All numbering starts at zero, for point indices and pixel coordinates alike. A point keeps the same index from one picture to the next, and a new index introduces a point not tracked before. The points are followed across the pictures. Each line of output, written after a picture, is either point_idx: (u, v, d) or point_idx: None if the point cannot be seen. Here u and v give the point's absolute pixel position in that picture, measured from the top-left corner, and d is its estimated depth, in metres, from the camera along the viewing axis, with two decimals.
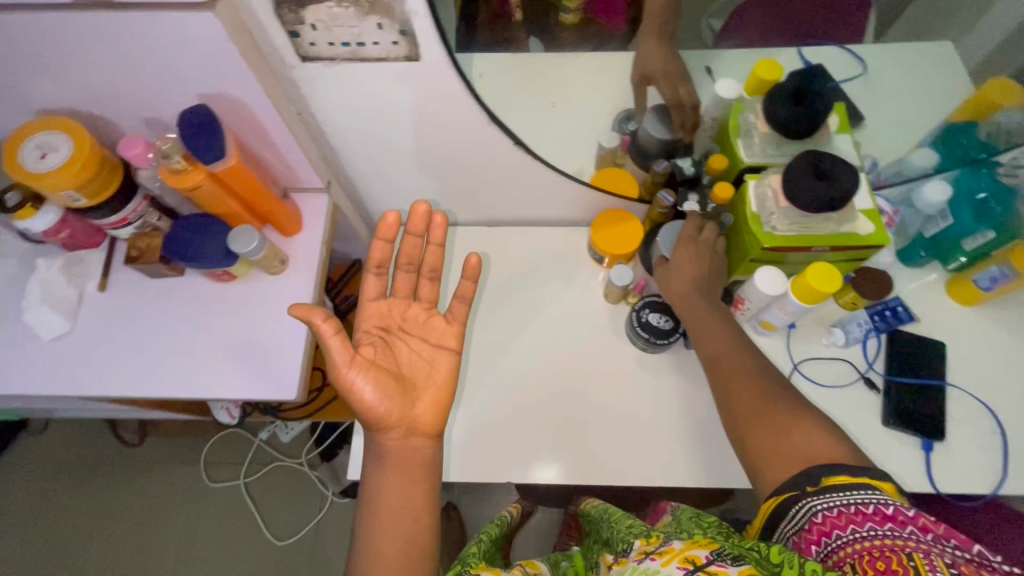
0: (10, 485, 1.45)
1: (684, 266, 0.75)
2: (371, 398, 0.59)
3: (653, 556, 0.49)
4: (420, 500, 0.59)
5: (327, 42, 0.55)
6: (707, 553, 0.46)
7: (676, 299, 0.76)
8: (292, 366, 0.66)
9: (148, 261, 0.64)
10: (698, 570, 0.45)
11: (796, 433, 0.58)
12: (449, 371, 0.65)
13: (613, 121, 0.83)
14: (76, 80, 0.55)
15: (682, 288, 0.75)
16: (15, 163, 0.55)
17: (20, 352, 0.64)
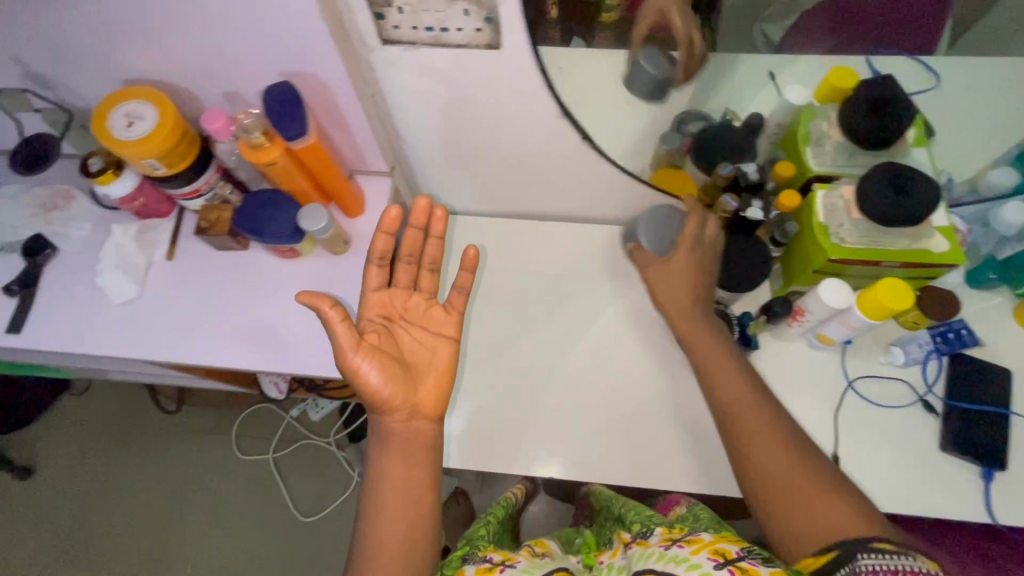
0: (53, 441, 1.51)
1: (682, 274, 0.74)
2: (373, 388, 0.59)
3: (680, 544, 0.52)
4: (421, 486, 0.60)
5: (411, 26, 0.55)
6: (737, 549, 0.50)
7: (676, 310, 0.74)
8: (310, 348, 0.67)
9: (217, 234, 0.65)
10: (727, 564, 0.48)
11: (822, 502, 0.56)
12: (449, 359, 0.65)
13: (674, 120, 0.79)
14: (167, 52, 0.56)
15: (680, 298, 0.74)
16: (103, 128, 0.57)
17: (94, 314, 0.67)
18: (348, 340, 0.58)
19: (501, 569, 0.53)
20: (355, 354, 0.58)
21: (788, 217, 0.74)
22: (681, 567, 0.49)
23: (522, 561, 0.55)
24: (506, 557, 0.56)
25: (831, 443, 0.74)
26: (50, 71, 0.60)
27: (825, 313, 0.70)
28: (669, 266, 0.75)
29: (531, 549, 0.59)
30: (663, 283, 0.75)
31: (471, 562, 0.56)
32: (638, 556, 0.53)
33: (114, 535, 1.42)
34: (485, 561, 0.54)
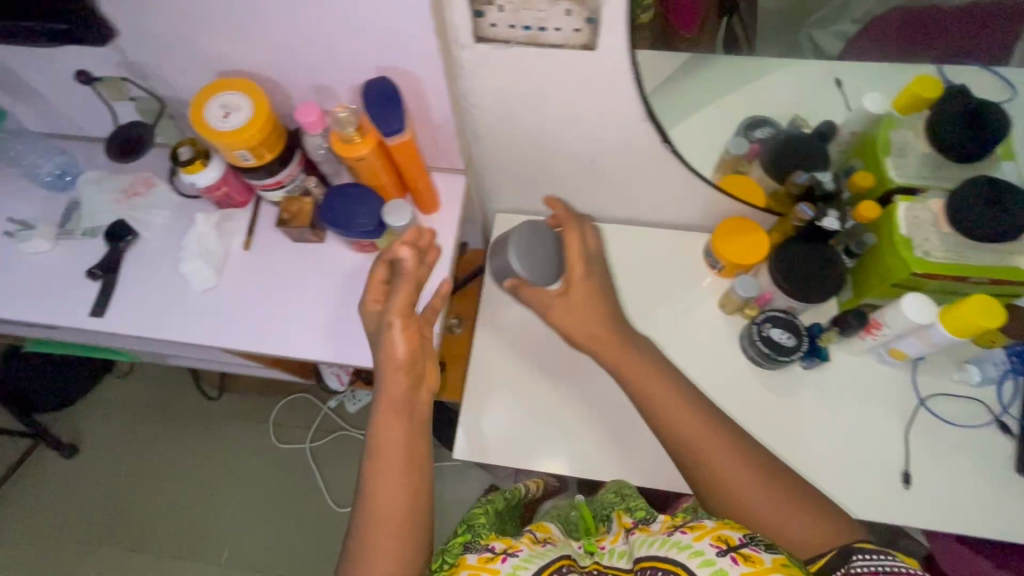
0: (96, 422, 1.54)
1: (588, 299, 0.70)
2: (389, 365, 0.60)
3: (684, 531, 0.55)
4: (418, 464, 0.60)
5: (509, 24, 0.55)
6: (740, 537, 0.53)
7: (594, 331, 0.69)
8: (317, 336, 0.68)
9: (297, 227, 0.66)
10: (730, 551, 0.51)
11: (793, 515, 0.57)
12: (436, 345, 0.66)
13: (738, 126, 0.78)
14: (263, 44, 0.57)
15: (598, 329, 0.69)
16: (200, 118, 0.57)
17: (175, 300, 0.68)
18: (403, 305, 0.59)
19: (503, 559, 0.57)
20: (400, 323, 0.59)
21: (867, 229, 0.73)
22: (685, 554, 0.52)
23: (524, 551, 0.58)
24: (509, 546, 0.59)
25: (902, 460, 0.73)
26: (146, 60, 0.60)
27: (905, 328, 0.68)
28: (569, 298, 0.70)
29: (533, 536, 0.62)
30: (569, 317, 0.70)
31: (473, 551, 0.59)
32: (641, 543, 0.57)
33: (152, 516, 1.45)
34: (486, 551, 0.58)
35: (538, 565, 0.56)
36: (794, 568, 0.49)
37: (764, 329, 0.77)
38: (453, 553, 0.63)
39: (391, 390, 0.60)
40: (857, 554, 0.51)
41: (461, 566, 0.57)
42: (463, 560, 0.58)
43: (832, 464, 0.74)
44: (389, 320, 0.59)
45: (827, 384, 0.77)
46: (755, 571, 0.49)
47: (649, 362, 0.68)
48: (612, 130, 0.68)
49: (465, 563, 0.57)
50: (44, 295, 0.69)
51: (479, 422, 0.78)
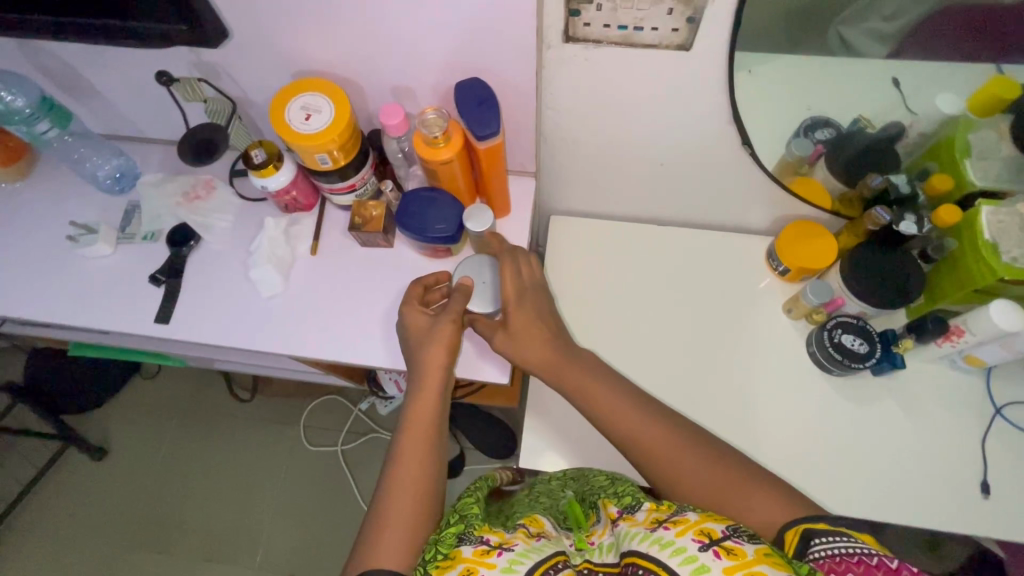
0: (123, 423, 1.52)
1: (528, 327, 0.62)
2: (432, 363, 0.60)
3: (666, 526, 0.50)
4: (439, 465, 0.59)
5: (604, 24, 0.53)
6: (723, 529, 0.47)
7: (538, 360, 0.62)
8: (373, 341, 0.66)
9: (371, 231, 0.64)
10: (714, 544, 0.46)
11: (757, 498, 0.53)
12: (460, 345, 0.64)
13: (799, 126, 0.73)
14: (347, 44, 0.55)
15: (545, 355, 0.62)
16: (280, 120, 0.55)
17: (241, 306, 0.67)
18: (458, 310, 0.62)
19: (499, 553, 0.49)
20: (452, 325, 0.61)
21: (946, 234, 0.72)
22: (666, 552, 0.47)
23: (520, 544, 0.51)
24: (503, 540, 0.51)
25: (980, 469, 0.72)
26: (222, 60, 0.59)
27: (988, 335, 0.67)
28: (510, 329, 0.62)
29: (527, 529, 0.54)
30: (512, 346, 0.62)
31: (467, 543, 0.51)
32: (625, 537, 0.52)
33: (182, 519, 1.43)
34: (481, 543, 0.50)
35: (532, 562, 0.49)
36: (778, 557, 0.44)
37: (835, 335, 0.75)
38: (446, 544, 0.52)
39: (430, 389, 0.60)
40: (818, 537, 0.48)
41: (455, 560, 0.49)
42: (457, 552, 0.50)
43: (909, 473, 0.72)
44: (446, 321, 0.60)
45: (901, 392, 0.76)
46: (739, 565, 0.44)
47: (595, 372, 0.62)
48: (689, 129, 0.67)
49: (460, 556, 0.50)
50: (106, 300, 0.67)
51: (544, 429, 0.77)
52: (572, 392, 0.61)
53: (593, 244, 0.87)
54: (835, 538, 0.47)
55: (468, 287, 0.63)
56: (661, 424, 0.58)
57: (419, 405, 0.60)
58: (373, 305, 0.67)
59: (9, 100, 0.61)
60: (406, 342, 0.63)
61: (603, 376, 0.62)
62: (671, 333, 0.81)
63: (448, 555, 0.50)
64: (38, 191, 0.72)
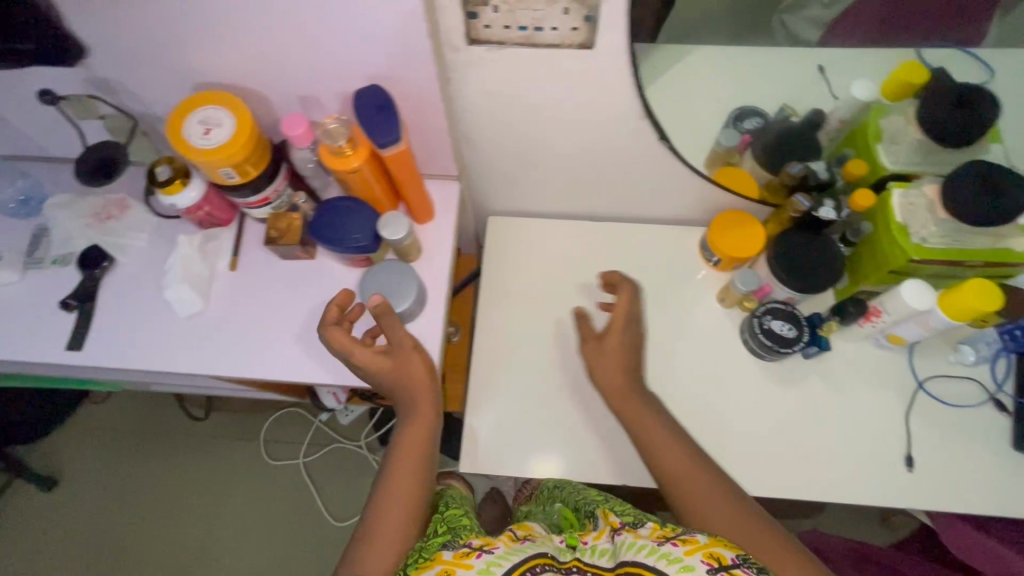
0: (75, 451, 1.47)
1: (617, 352, 0.71)
2: (416, 390, 0.62)
3: (674, 542, 0.51)
4: (427, 482, 0.61)
5: (503, 25, 0.53)
6: (733, 556, 0.50)
7: (611, 385, 0.71)
8: (298, 356, 0.64)
9: (287, 244, 0.63)
10: (722, 569, 0.49)
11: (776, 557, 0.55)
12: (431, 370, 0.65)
13: (728, 117, 0.80)
14: (245, 56, 0.54)
15: (616, 379, 0.71)
16: (179, 135, 0.54)
17: (159, 328, 0.65)
18: (410, 339, 0.60)
19: (478, 554, 0.52)
20: (417, 353, 0.60)
21: (863, 218, 0.74)
22: (673, 567, 0.49)
23: (501, 547, 0.53)
24: (486, 542, 0.54)
25: (904, 444, 0.74)
26: (116, 74, 0.56)
27: (904, 314, 0.69)
28: (602, 344, 0.72)
29: (512, 533, 0.56)
30: (596, 361, 0.72)
31: (449, 547, 0.54)
32: (626, 546, 0.53)
33: (142, 545, 1.40)
34: (461, 547, 0.53)
35: (511, 564, 0.51)
36: None
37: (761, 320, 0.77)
38: (428, 549, 0.55)
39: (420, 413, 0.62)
40: None
41: (435, 561, 0.52)
42: (437, 554, 0.53)
43: (838, 452, 0.74)
44: (409, 350, 0.60)
45: (829, 373, 0.78)
46: None
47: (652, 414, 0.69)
48: (608, 125, 0.67)
49: (440, 558, 0.52)
50: (14, 330, 0.64)
51: (488, 433, 0.77)
52: (624, 415, 0.70)
53: (532, 245, 0.86)
54: None
55: (382, 307, 0.57)
56: (693, 462, 0.65)
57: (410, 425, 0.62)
58: (300, 321, 0.65)
59: None
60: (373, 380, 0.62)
61: (645, 403, 0.70)
62: (609, 328, 0.82)
63: (428, 557, 0.54)
64: None
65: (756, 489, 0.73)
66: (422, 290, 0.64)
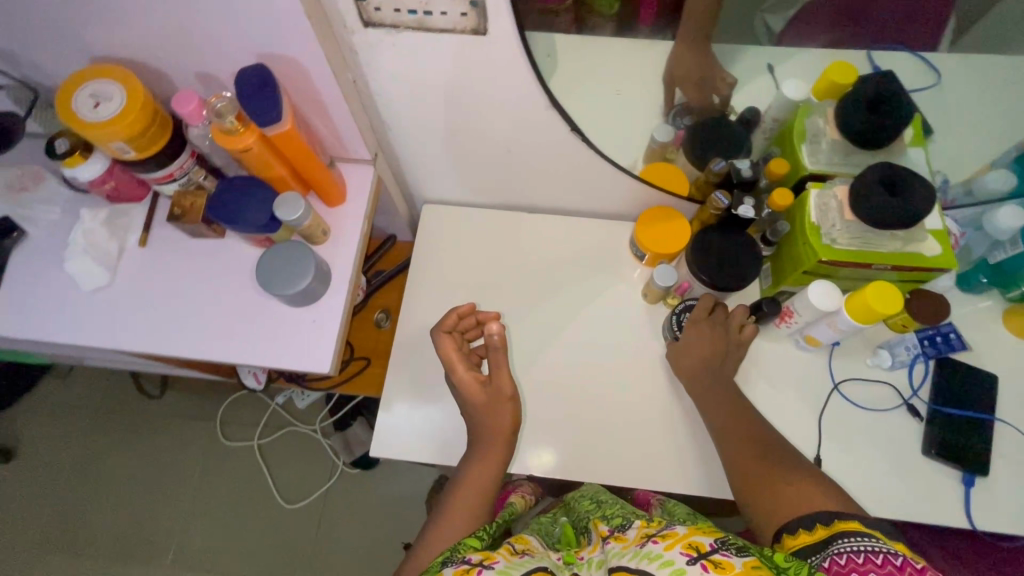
0: (35, 424, 1.49)
1: (699, 340, 0.74)
2: (497, 422, 0.71)
3: (655, 540, 0.52)
4: (491, 490, 0.68)
5: (393, 8, 0.53)
6: (711, 541, 0.50)
7: (686, 376, 0.74)
8: (202, 334, 0.65)
9: (190, 221, 0.63)
10: (701, 557, 0.48)
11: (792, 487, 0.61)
12: (512, 416, 0.71)
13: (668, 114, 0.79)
14: (135, 31, 0.54)
15: (692, 369, 0.73)
16: (68, 110, 0.54)
17: (65, 301, 0.65)
18: (508, 389, 0.72)
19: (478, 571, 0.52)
20: (509, 404, 0.72)
21: (780, 217, 0.73)
22: (654, 565, 0.49)
23: (501, 562, 0.54)
24: (484, 558, 0.54)
25: (815, 446, 0.74)
26: (15, 45, 0.56)
27: (814, 315, 0.69)
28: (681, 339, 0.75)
29: (511, 546, 0.57)
30: (675, 354, 0.75)
31: (450, 564, 0.55)
32: (615, 553, 0.54)
33: (97, 519, 1.41)
34: (461, 563, 0.53)
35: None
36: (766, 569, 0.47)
37: (687, 303, 0.78)
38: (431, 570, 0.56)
39: (496, 449, 0.70)
40: (846, 537, 0.53)
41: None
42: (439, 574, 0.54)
43: None
44: (505, 399, 0.71)
45: (745, 371, 0.78)
46: None
47: (731, 397, 0.72)
48: (522, 113, 0.67)
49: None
50: None
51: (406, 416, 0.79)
52: (699, 401, 0.72)
53: (465, 235, 0.87)
54: (862, 539, 0.51)
55: (498, 340, 0.70)
56: (749, 454, 0.66)
57: (488, 445, 0.70)
58: (208, 299, 0.66)
59: None
60: (467, 407, 0.72)
61: (714, 390, 0.72)
62: (532, 320, 0.82)
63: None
64: None
65: (662, 483, 0.74)
66: (323, 269, 0.65)
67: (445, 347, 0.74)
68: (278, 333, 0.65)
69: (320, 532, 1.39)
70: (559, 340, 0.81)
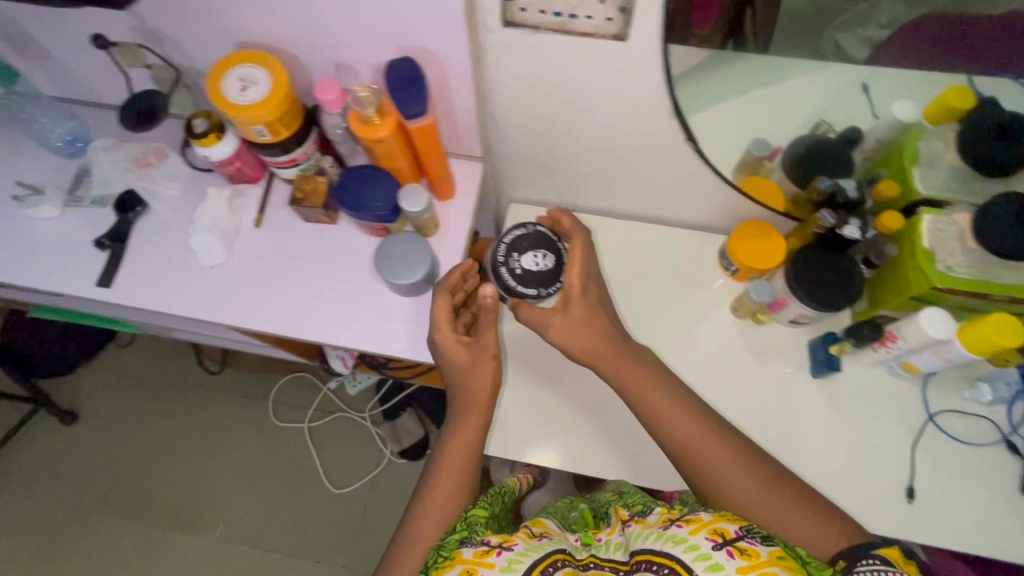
0: (97, 389, 1.54)
1: (591, 319, 0.64)
2: (477, 393, 0.63)
3: (679, 524, 0.53)
4: (475, 466, 0.63)
5: (540, 9, 0.53)
6: (737, 529, 0.51)
7: (579, 352, 0.64)
8: (313, 316, 0.66)
9: (310, 206, 0.65)
10: (726, 544, 0.49)
11: (796, 516, 0.56)
12: (494, 379, 0.63)
13: None
14: (287, 19, 0.56)
15: (595, 344, 0.63)
16: (217, 92, 0.56)
17: (183, 275, 0.68)
18: (493, 346, 0.63)
19: (498, 553, 0.52)
20: (494, 362, 0.63)
21: (888, 241, 0.72)
22: (680, 548, 0.50)
23: (520, 543, 0.53)
24: (504, 539, 0.54)
25: (908, 475, 0.73)
26: (165, 26, 0.59)
27: (921, 342, 0.67)
28: (568, 313, 0.64)
29: (528, 529, 0.56)
30: (561, 332, 0.63)
31: (468, 545, 0.54)
32: (637, 536, 0.55)
33: (151, 486, 1.46)
34: (482, 544, 0.53)
35: (532, 562, 0.51)
36: (790, 560, 0.48)
37: (537, 234, 0.74)
38: (448, 548, 0.54)
39: (476, 413, 0.63)
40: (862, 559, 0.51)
41: (455, 560, 0.52)
42: (457, 553, 0.53)
43: (836, 474, 0.73)
44: (487, 357, 0.63)
45: (837, 394, 0.77)
46: (751, 564, 0.47)
47: (686, 403, 0.62)
48: (637, 119, 0.67)
49: (460, 557, 0.52)
50: (55, 260, 0.68)
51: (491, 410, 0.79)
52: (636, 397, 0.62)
53: None
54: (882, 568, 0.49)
55: (492, 304, 0.59)
56: (743, 460, 0.59)
57: (471, 417, 0.63)
58: (319, 281, 0.67)
59: None
60: (447, 370, 0.64)
61: (660, 382, 0.63)
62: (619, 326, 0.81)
63: (449, 556, 0.53)
64: None
65: None
66: (437, 265, 0.66)
67: (448, 275, 0.65)
68: (355, 307, 0.66)
69: (365, 519, 1.40)
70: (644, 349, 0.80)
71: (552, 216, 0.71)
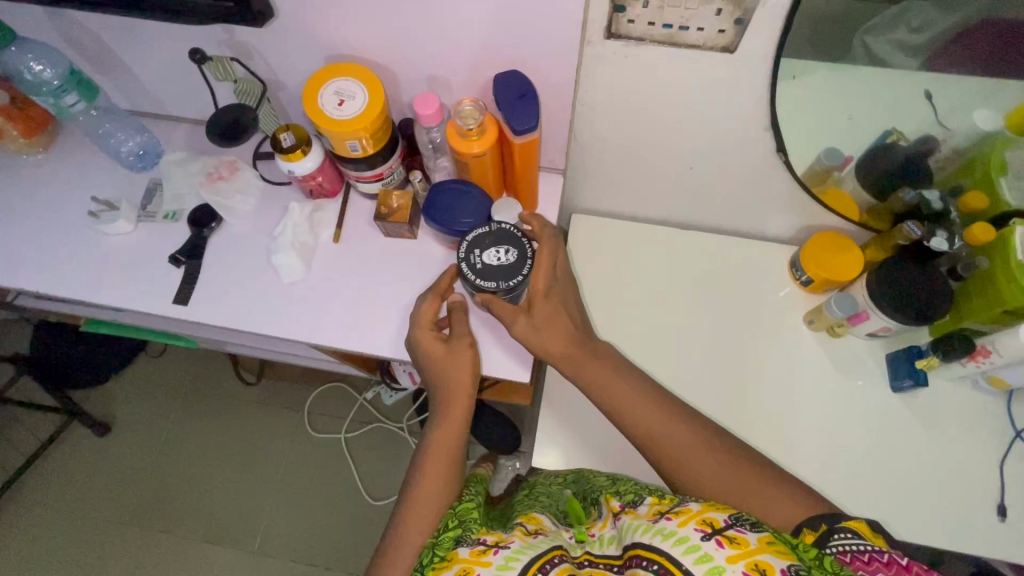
0: (129, 400, 1.52)
1: (552, 320, 0.60)
2: (457, 385, 0.61)
3: (668, 516, 0.46)
4: (460, 459, 0.60)
5: (649, 21, 0.52)
6: (725, 517, 0.44)
7: (554, 353, 0.60)
8: (398, 332, 0.65)
9: (396, 221, 0.63)
10: (715, 534, 0.43)
11: (767, 492, 0.52)
12: (471, 367, 0.62)
13: None
14: (387, 33, 0.55)
15: (563, 346, 0.60)
16: (314, 106, 0.54)
17: (262, 290, 0.66)
18: (469, 334, 0.63)
19: (496, 551, 0.47)
20: (471, 349, 0.63)
21: (979, 253, 0.71)
22: (669, 542, 0.44)
23: (516, 542, 0.48)
24: (500, 538, 0.49)
25: (997, 493, 0.71)
26: (256, 40, 0.57)
27: (1017, 356, 0.67)
28: (534, 318, 0.60)
29: (524, 527, 0.52)
30: (532, 334, 0.60)
31: (464, 545, 0.49)
32: (627, 529, 0.48)
33: (185, 499, 1.44)
34: (478, 543, 0.48)
35: (529, 558, 0.46)
36: (782, 545, 0.42)
37: (500, 229, 0.61)
38: (443, 546, 0.50)
39: (457, 405, 0.61)
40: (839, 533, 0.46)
41: (453, 560, 0.47)
42: (454, 553, 0.48)
43: (923, 490, 0.72)
44: (463, 346, 0.62)
45: (920, 408, 0.75)
46: (742, 553, 0.41)
47: (660, 402, 0.59)
48: (725, 129, 0.65)
49: (458, 556, 0.47)
50: (129, 276, 0.66)
51: (564, 428, 0.76)
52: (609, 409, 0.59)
53: (621, 244, 0.85)
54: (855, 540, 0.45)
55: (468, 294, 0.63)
56: (712, 450, 0.56)
57: (452, 410, 0.62)
58: (401, 296, 0.66)
59: (39, 71, 0.61)
60: (424, 368, 0.63)
61: (629, 377, 0.61)
62: (691, 339, 0.80)
63: (444, 556, 0.49)
64: (64, 162, 0.71)
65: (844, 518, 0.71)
66: None
67: (438, 280, 0.64)
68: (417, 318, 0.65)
69: None
70: (718, 362, 0.78)
71: (522, 219, 0.63)
